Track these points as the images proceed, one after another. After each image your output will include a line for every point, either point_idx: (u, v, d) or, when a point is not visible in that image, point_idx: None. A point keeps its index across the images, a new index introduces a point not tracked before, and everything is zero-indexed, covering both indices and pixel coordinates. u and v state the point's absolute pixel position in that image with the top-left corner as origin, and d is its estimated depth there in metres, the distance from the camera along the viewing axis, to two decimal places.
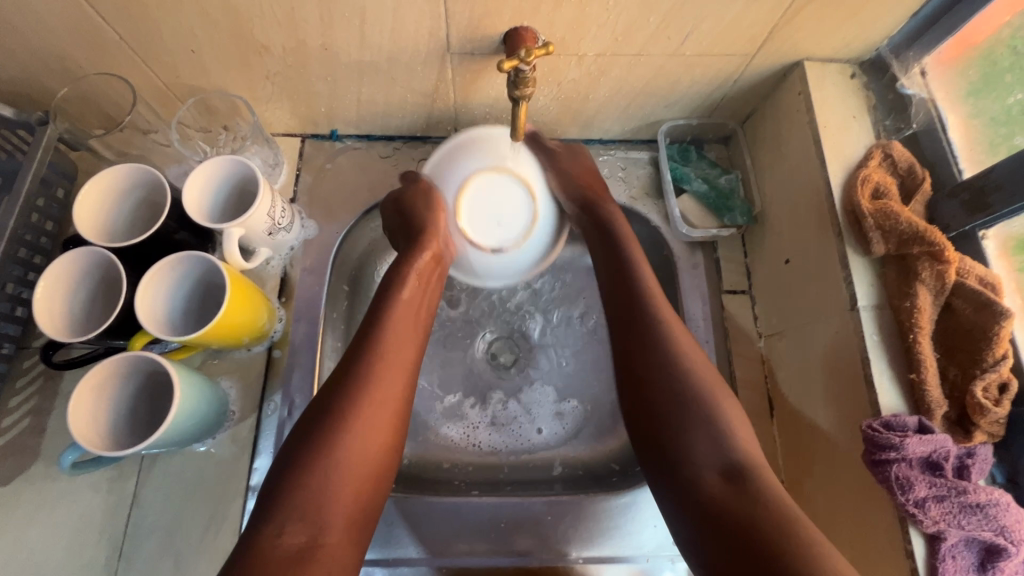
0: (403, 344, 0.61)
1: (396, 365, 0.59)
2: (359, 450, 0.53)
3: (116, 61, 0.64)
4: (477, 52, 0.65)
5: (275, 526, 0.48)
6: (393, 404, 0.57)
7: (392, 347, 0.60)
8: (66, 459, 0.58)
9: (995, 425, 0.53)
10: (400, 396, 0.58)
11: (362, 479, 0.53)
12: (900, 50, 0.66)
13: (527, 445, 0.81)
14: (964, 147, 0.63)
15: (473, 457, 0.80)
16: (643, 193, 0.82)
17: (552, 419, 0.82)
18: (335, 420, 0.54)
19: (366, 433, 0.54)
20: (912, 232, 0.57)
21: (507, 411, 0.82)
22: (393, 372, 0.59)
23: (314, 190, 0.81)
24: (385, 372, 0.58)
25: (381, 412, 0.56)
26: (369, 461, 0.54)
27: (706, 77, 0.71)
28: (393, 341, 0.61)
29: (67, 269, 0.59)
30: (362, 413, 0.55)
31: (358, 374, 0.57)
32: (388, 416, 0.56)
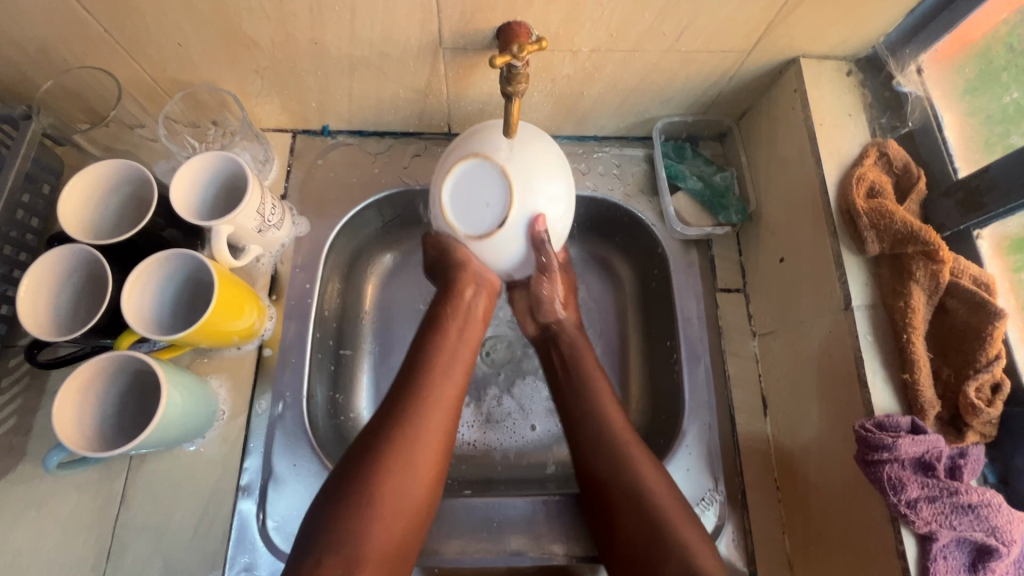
0: (454, 378, 0.63)
1: (446, 401, 0.61)
2: (401, 493, 0.55)
3: (101, 54, 0.63)
4: (470, 47, 0.64)
5: (319, 556, 0.51)
6: (439, 442, 0.59)
7: (442, 381, 0.62)
8: (52, 459, 0.57)
9: (987, 425, 0.53)
10: (444, 438, 0.60)
11: (404, 515, 0.55)
12: (896, 48, 0.66)
13: (520, 442, 0.81)
14: (959, 145, 0.63)
15: (466, 456, 0.79)
16: (637, 190, 0.81)
17: (546, 416, 0.82)
18: (383, 456, 0.56)
19: (412, 471, 0.56)
20: (907, 231, 0.56)
21: (502, 406, 0.82)
22: (442, 408, 0.60)
23: (305, 186, 0.80)
24: (429, 412, 0.59)
25: (426, 451, 0.58)
26: (411, 499, 0.56)
27: (701, 74, 0.70)
28: (444, 374, 0.63)
29: (52, 266, 0.58)
30: (409, 453, 0.57)
31: (409, 410, 0.59)
32: (434, 454, 0.58)
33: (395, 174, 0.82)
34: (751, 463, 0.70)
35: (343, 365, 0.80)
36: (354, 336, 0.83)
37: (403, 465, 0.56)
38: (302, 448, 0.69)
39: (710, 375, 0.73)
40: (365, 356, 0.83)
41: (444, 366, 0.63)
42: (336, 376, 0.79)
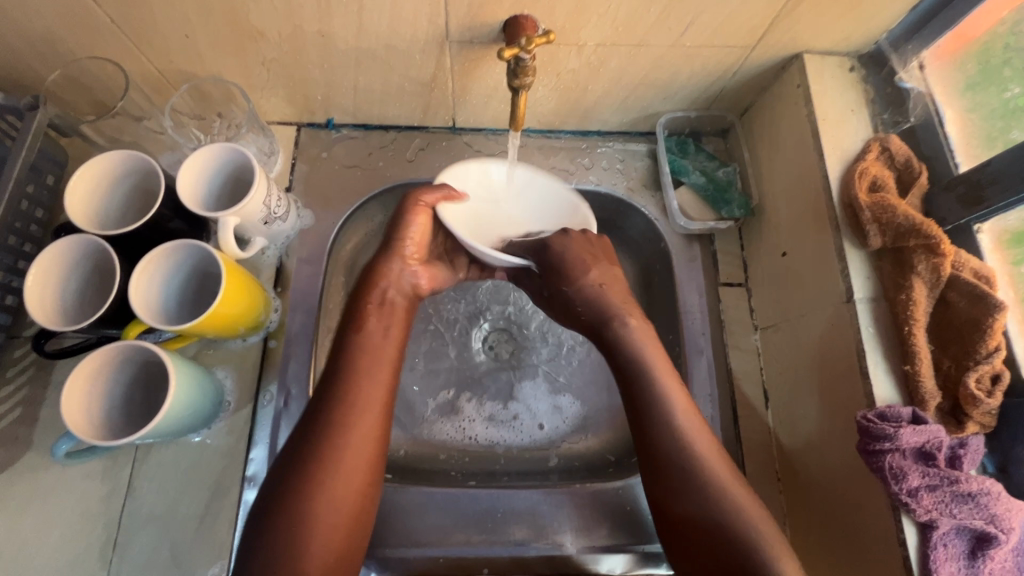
0: (382, 367, 0.60)
1: (375, 392, 0.58)
2: (336, 495, 0.53)
3: (107, 44, 0.63)
4: (477, 40, 0.64)
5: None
6: (370, 446, 0.56)
7: (369, 371, 0.59)
8: (60, 448, 0.57)
9: (987, 416, 0.54)
10: (376, 442, 0.56)
11: (341, 526, 0.52)
12: (899, 44, 0.67)
13: (527, 441, 0.81)
14: (960, 140, 0.64)
15: (469, 449, 0.80)
16: (641, 185, 0.82)
17: (549, 414, 0.82)
18: (307, 457, 0.53)
19: (341, 479, 0.53)
20: (909, 225, 0.57)
21: (507, 411, 0.82)
22: (370, 399, 0.58)
23: (309, 179, 0.80)
24: (356, 418, 0.56)
25: (355, 458, 0.54)
26: (345, 509, 0.53)
27: (705, 68, 0.70)
28: (368, 365, 0.59)
29: (59, 257, 0.58)
30: (336, 462, 0.53)
31: (330, 406, 0.56)
32: (369, 447, 0.56)
33: (399, 168, 0.82)
34: (753, 455, 0.70)
35: None
36: None
37: (330, 475, 0.53)
38: None
39: (712, 369, 0.74)
40: None
41: (370, 369, 0.59)
42: None
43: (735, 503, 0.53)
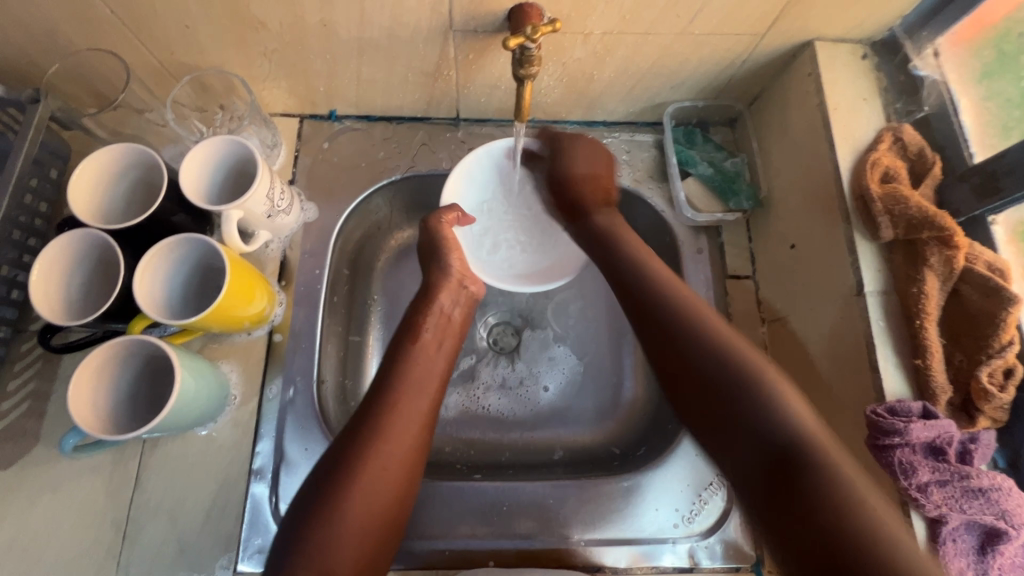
0: (428, 375, 0.62)
1: (420, 397, 0.60)
2: (376, 493, 0.53)
3: (108, 36, 0.62)
4: (481, 30, 0.63)
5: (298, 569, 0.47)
6: (411, 449, 0.56)
7: (415, 378, 0.61)
8: (68, 443, 0.57)
9: (1000, 411, 0.53)
10: (417, 447, 0.57)
11: (375, 524, 0.52)
12: (914, 30, 0.65)
13: (534, 405, 0.82)
14: (975, 130, 0.62)
15: (480, 420, 0.81)
16: (647, 175, 0.81)
17: (552, 384, 0.83)
18: (355, 453, 0.54)
19: (384, 478, 0.54)
20: (922, 216, 0.56)
21: (515, 373, 0.83)
22: (416, 403, 0.59)
23: (312, 172, 0.80)
24: (404, 419, 0.57)
25: (398, 459, 0.55)
26: (382, 508, 0.53)
27: (714, 57, 0.69)
28: (417, 371, 0.61)
29: (64, 251, 0.57)
30: (384, 457, 0.54)
31: (379, 408, 0.57)
32: (410, 449, 0.56)
33: (402, 159, 0.81)
34: None
35: (353, 350, 0.81)
36: (362, 322, 0.83)
37: (375, 470, 0.53)
38: (312, 432, 0.69)
39: None
40: (373, 341, 0.83)
41: (419, 377, 0.61)
42: (345, 362, 0.79)
43: (725, 341, 0.55)
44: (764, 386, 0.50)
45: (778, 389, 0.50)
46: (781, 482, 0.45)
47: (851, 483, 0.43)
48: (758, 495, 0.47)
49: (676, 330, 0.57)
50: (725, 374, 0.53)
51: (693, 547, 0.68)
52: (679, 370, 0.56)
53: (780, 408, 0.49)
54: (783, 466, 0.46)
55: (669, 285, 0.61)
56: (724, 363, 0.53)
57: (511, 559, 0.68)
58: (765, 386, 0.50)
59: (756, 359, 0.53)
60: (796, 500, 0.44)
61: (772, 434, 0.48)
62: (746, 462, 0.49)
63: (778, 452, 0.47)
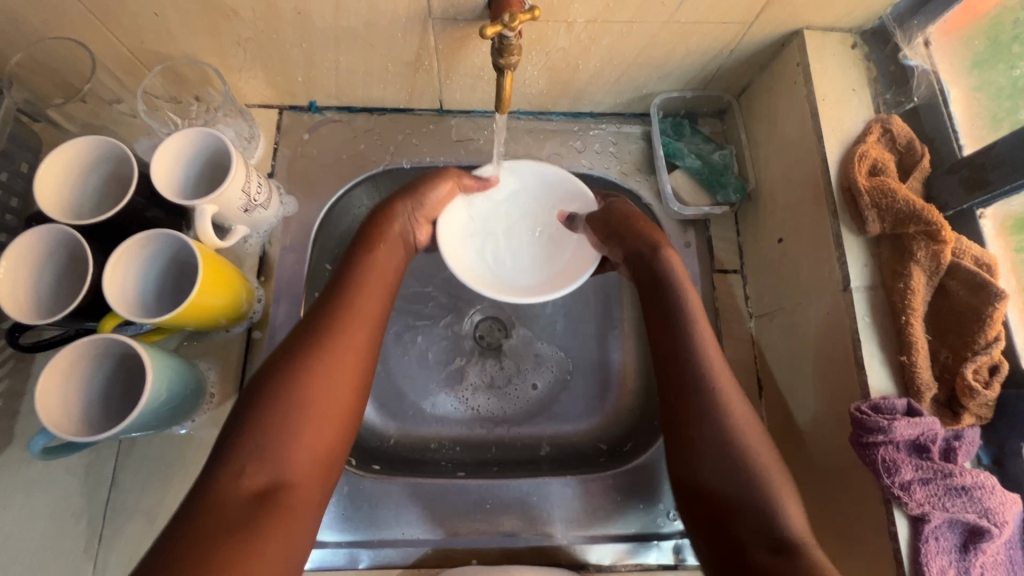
0: (376, 287, 0.60)
1: (365, 311, 0.58)
2: (323, 401, 0.52)
3: (75, 24, 0.60)
4: (460, 17, 0.61)
5: (235, 468, 0.47)
6: (356, 355, 0.55)
7: (362, 291, 0.59)
8: (36, 444, 0.56)
9: (984, 408, 0.53)
10: (364, 354, 0.56)
11: (324, 429, 0.51)
12: (904, 19, 0.63)
13: (522, 403, 0.81)
14: (965, 122, 0.61)
15: (468, 419, 0.80)
16: (634, 168, 0.79)
17: (538, 383, 0.82)
18: (295, 367, 0.52)
19: (328, 381, 0.52)
20: (909, 210, 0.55)
21: (503, 372, 0.82)
22: (363, 317, 0.57)
23: (292, 164, 0.78)
24: (349, 325, 0.56)
25: (342, 365, 0.54)
26: (329, 411, 0.52)
27: (702, 46, 0.67)
28: (366, 283, 0.60)
29: (30, 248, 0.56)
30: (328, 366, 0.53)
31: (323, 321, 0.56)
32: (356, 356, 0.55)
33: (385, 152, 0.79)
34: None
35: None
36: None
37: (317, 376, 0.52)
38: None
39: None
40: None
41: (369, 286, 0.60)
42: None
43: (727, 417, 0.56)
44: (771, 492, 0.52)
45: (785, 506, 0.52)
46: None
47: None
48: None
49: (708, 421, 0.56)
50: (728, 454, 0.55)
51: (678, 544, 0.68)
52: (704, 460, 0.55)
53: (782, 514, 0.51)
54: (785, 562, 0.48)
55: (714, 367, 0.59)
56: (745, 467, 0.53)
57: (495, 557, 0.67)
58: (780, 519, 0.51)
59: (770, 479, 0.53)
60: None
61: (774, 531, 0.50)
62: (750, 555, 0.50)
63: (779, 546, 0.49)
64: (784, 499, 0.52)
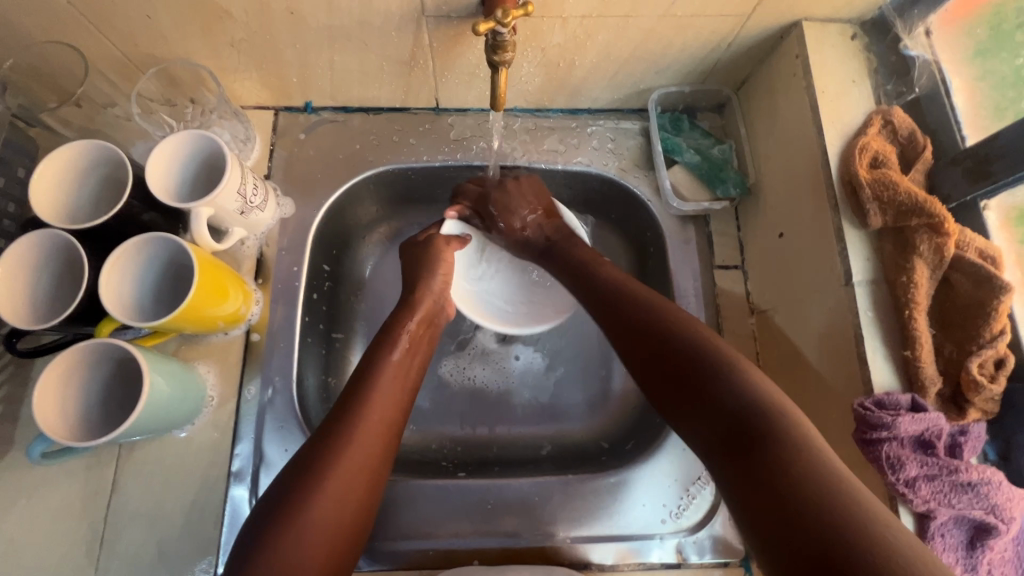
0: (400, 385, 0.61)
1: (390, 405, 0.58)
2: (343, 500, 0.51)
3: (68, 28, 0.60)
4: (454, 14, 0.61)
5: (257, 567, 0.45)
6: (375, 460, 0.54)
7: (387, 389, 0.59)
8: (35, 449, 0.56)
9: (990, 402, 0.52)
10: (383, 457, 0.56)
11: (339, 532, 0.50)
12: (904, 8, 0.62)
13: (516, 380, 0.82)
14: (968, 112, 0.60)
15: (463, 400, 0.81)
16: (633, 164, 0.79)
17: (536, 375, 0.82)
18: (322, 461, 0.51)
19: (350, 486, 0.52)
20: (911, 202, 0.54)
21: (497, 349, 0.83)
22: (387, 411, 0.58)
23: (289, 166, 0.78)
24: (374, 427, 0.56)
25: (364, 470, 0.53)
26: (348, 513, 0.51)
27: (699, 40, 0.67)
28: (389, 381, 0.60)
29: (26, 253, 0.55)
30: (354, 463, 0.52)
31: (349, 414, 0.55)
32: (378, 452, 0.55)
33: (381, 151, 0.79)
34: None
35: (336, 348, 0.79)
36: (346, 320, 0.81)
37: (340, 474, 0.51)
38: (293, 433, 0.68)
39: None
40: (358, 336, 0.82)
41: (393, 384, 0.60)
42: (328, 360, 0.78)
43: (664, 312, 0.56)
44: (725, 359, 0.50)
45: (737, 367, 0.49)
46: (743, 446, 0.44)
47: (811, 441, 0.42)
48: (718, 458, 0.45)
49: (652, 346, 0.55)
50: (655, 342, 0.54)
51: (681, 543, 0.67)
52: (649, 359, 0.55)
53: (738, 375, 0.48)
54: (744, 430, 0.44)
55: (658, 301, 0.58)
56: (692, 351, 0.52)
57: (496, 558, 0.67)
58: (727, 377, 0.48)
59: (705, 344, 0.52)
60: (759, 458, 0.42)
61: (732, 402, 0.46)
62: (713, 436, 0.47)
63: (739, 415, 0.45)
64: (733, 362, 0.49)
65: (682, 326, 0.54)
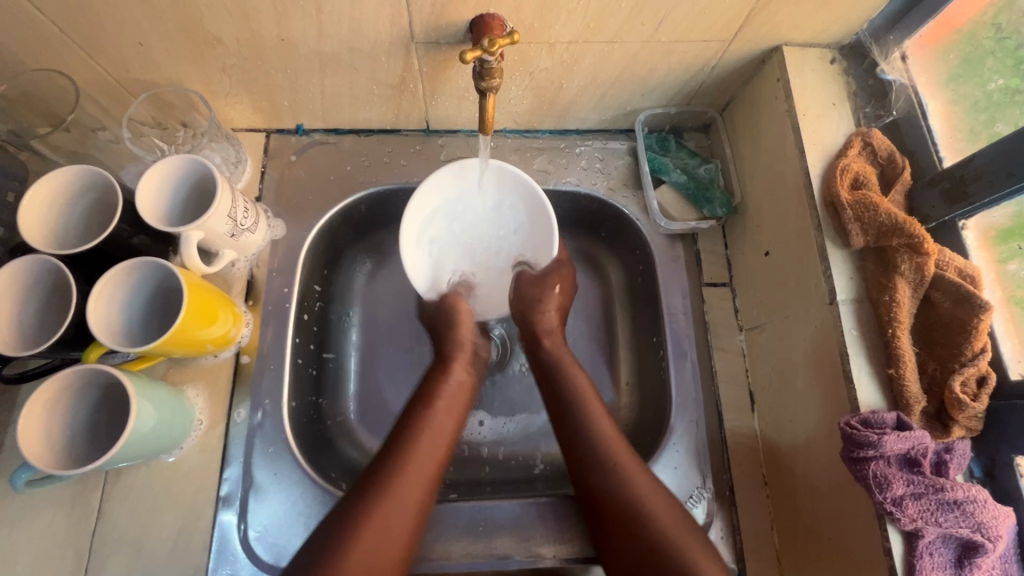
0: (437, 445, 0.62)
1: (425, 467, 0.60)
2: (374, 568, 0.53)
3: (58, 53, 0.60)
4: (443, 41, 0.62)
5: None
6: (409, 524, 0.56)
7: (424, 450, 0.61)
8: (18, 478, 0.55)
9: (974, 419, 0.53)
10: (414, 526, 0.57)
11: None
12: (880, 34, 0.65)
13: (509, 404, 0.82)
14: (945, 134, 0.62)
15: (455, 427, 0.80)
16: (621, 183, 0.80)
17: (529, 399, 0.82)
18: (354, 528, 0.53)
19: (381, 560, 0.53)
20: (891, 223, 0.55)
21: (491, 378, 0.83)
22: (422, 472, 0.59)
23: (280, 187, 0.78)
24: (408, 488, 0.57)
25: (396, 543, 0.55)
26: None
27: (683, 64, 0.68)
28: (427, 443, 0.61)
29: (14, 278, 0.55)
30: (383, 528, 0.54)
31: (383, 478, 0.57)
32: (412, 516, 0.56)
33: (372, 172, 0.80)
34: (738, 456, 0.69)
35: (327, 369, 0.79)
36: (337, 340, 0.81)
37: (373, 539, 0.53)
38: (282, 456, 0.68)
39: (696, 372, 0.72)
40: (350, 358, 0.82)
41: (429, 444, 0.61)
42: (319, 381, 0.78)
43: (625, 470, 0.60)
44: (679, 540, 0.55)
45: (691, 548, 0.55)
46: None
47: None
48: None
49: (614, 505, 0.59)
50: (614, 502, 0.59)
51: None
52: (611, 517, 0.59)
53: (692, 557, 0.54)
54: None
55: (611, 445, 0.62)
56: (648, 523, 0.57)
57: None
58: (689, 562, 0.53)
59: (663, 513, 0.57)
60: None
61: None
62: None
63: None
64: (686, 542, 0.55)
65: (639, 486, 0.59)
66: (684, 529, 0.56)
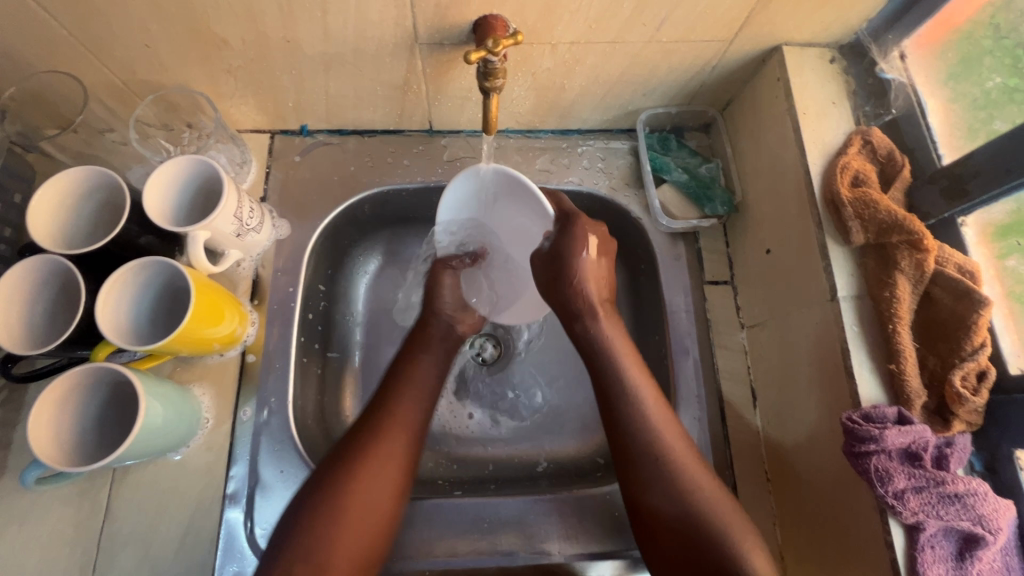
0: (421, 392, 0.64)
1: (409, 411, 0.62)
2: (368, 499, 0.55)
3: (67, 56, 0.61)
4: (446, 42, 0.62)
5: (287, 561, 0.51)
6: (398, 460, 0.58)
7: (407, 395, 0.63)
8: (29, 476, 0.56)
9: (973, 414, 0.53)
10: (405, 463, 0.59)
11: (371, 529, 0.55)
12: (879, 34, 0.66)
13: (513, 405, 0.82)
14: (943, 132, 0.63)
15: (458, 428, 0.81)
16: (623, 182, 0.81)
17: (531, 398, 0.83)
18: (343, 466, 0.56)
19: (377, 484, 0.56)
20: (891, 220, 0.56)
21: (495, 379, 0.83)
22: (407, 415, 0.61)
23: (285, 188, 0.79)
24: (395, 429, 0.60)
25: (391, 469, 0.57)
26: (375, 510, 0.55)
27: (685, 64, 0.69)
28: (410, 390, 0.64)
29: (23, 278, 0.56)
30: (373, 464, 0.57)
31: (369, 421, 0.60)
32: (401, 452, 0.59)
33: (376, 172, 0.80)
34: (741, 454, 0.70)
35: (332, 367, 0.80)
36: (341, 340, 0.82)
37: (363, 474, 0.56)
38: (287, 454, 0.68)
39: (698, 369, 0.73)
40: (354, 359, 0.82)
41: (413, 391, 0.64)
42: (324, 380, 0.78)
43: (672, 448, 0.58)
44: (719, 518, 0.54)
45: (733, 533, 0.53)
46: None
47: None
48: None
49: (654, 480, 0.57)
50: (669, 481, 0.56)
51: None
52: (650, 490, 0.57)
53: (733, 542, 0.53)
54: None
55: (657, 421, 0.59)
56: (688, 508, 0.55)
57: None
58: (726, 548, 0.53)
59: (708, 498, 0.56)
60: None
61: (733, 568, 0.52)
62: None
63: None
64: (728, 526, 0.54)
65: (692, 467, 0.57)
66: (727, 511, 0.55)
